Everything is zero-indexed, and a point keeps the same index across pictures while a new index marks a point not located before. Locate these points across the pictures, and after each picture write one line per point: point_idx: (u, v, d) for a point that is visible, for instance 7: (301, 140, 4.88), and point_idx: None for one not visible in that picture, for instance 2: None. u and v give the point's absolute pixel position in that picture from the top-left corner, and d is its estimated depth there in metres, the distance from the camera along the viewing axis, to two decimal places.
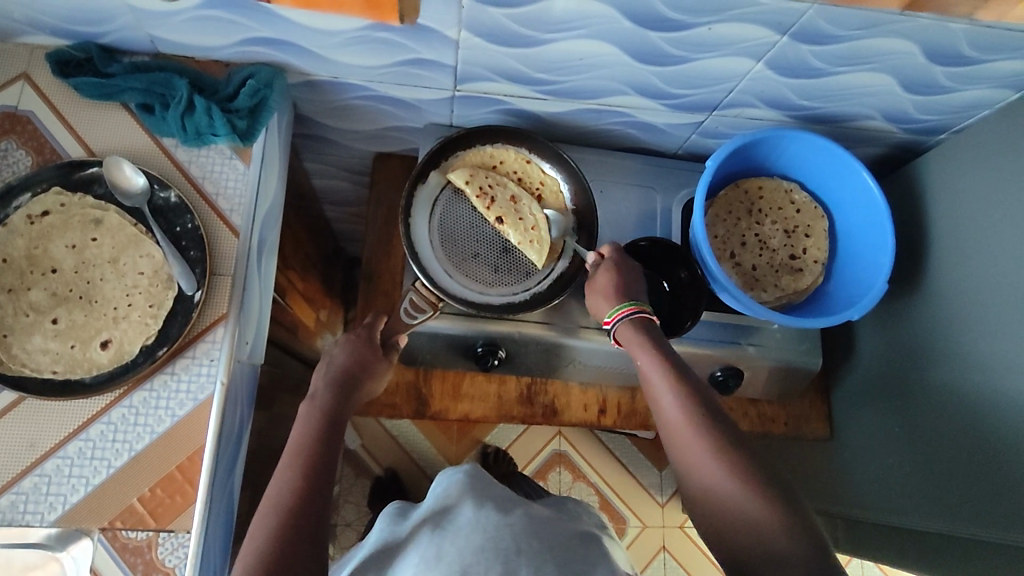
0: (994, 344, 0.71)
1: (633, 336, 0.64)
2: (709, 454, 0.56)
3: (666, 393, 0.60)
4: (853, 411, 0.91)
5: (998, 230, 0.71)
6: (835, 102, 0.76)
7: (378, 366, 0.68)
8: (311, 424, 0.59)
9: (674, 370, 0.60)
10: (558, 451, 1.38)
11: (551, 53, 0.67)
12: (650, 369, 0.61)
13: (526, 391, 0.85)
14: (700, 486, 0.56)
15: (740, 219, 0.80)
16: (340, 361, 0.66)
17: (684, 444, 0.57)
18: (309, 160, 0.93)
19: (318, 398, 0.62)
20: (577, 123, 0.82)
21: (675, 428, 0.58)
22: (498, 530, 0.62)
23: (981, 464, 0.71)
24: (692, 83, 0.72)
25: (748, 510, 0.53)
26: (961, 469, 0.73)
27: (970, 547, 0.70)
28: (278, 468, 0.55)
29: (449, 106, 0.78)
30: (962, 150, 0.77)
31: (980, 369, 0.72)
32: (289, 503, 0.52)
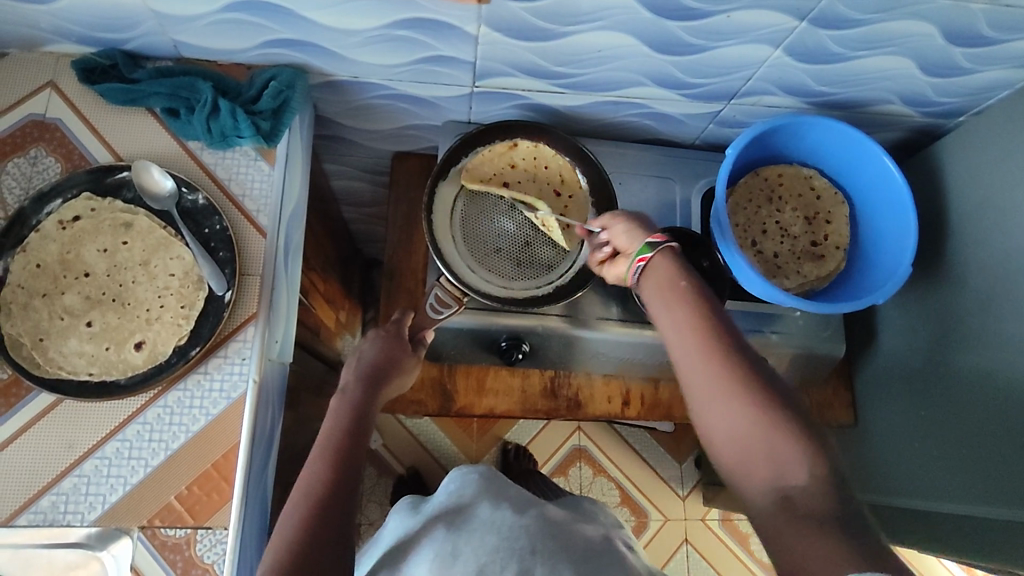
0: (1020, 326, 0.70)
1: (664, 275, 0.58)
2: (735, 395, 0.52)
3: (699, 340, 0.55)
4: (876, 396, 0.91)
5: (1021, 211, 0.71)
6: (853, 87, 0.76)
7: (405, 361, 0.69)
8: (341, 418, 0.60)
9: (702, 303, 0.56)
10: (578, 446, 1.38)
11: (569, 47, 0.67)
12: (676, 297, 0.57)
13: (549, 384, 0.86)
14: (715, 423, 0.53)
15: (760, 207, 0.80)
16: (370, 357, 0.66)
17: (719, 404, 0.52)
18: (327, 161, 0.93)
19: (349, 393, 0.63)
20: (594, 116, 0.83)
21: (709, 377, 0.53)
22: (513, 530, 0.62)
23: (1008, 447, 0.70)
24: (710, 72, 0.72)
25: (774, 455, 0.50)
26: (983, 452, 0.73)
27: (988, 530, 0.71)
28: (309, 461, 0.56)
29: (467, 103, 0.79)
30: (981, 132, 0.77)
31: (1007, 351, 0.72)
32: (317, 495, 0.53)
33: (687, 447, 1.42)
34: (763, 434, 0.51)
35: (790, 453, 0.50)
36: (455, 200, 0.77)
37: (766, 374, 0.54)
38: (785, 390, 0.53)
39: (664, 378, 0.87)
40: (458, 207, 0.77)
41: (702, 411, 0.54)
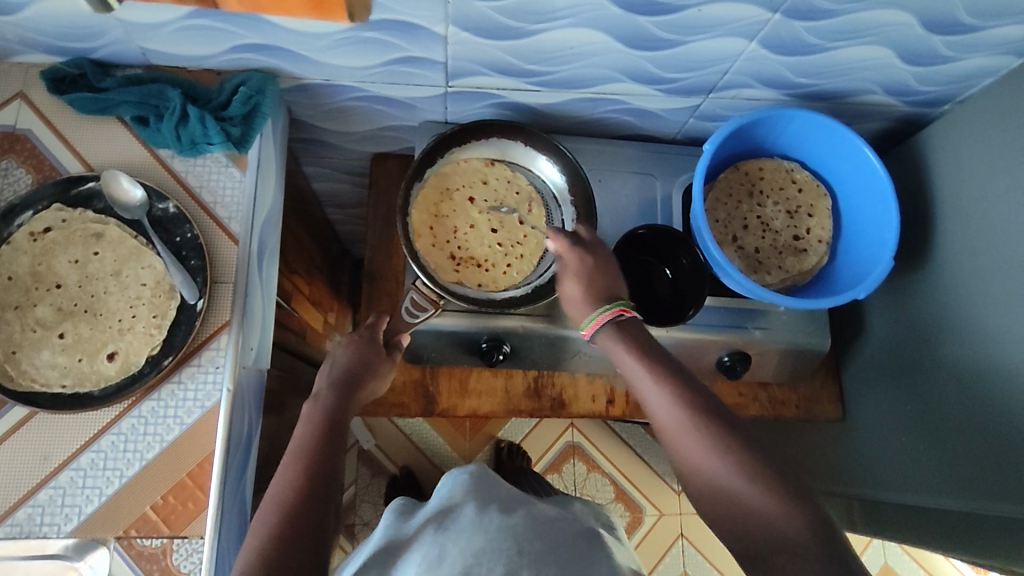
0: (1006, 317, 0.69)
1: (613, 341, 0.62)
2: (709, 448, 0.55)
3: (659, 395, 0.58)
4: (865, 389, 0.90)
5: (1006, 200, 0.70)
6: (833, 78, 0.75)
7: (380, 366, 0.68)
8: (313, 424, 0.60)
9: (665, 372, 0.59)
10: (572, 443, 1.38)
11: (540, 44, 0.67)
12: (640, 373, 0.60)
13: (533, 384, 0.85)
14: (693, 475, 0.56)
15: (740, 202, 0.80)
16: (342, 362, 0.66)
17: (689, 451, 0.56)
18: (307, 164, 0.93)
19: (321, 398, 0.63)
20: (572, 114, 0.82)
21: (673, 429, 0.57)
22: (500, 531, 0.62)
23: (999, 440, 0.69)
24: (686, 66, 0.71)
25: (743, 492, 0.52)
26: (971, 443, 0.73)
27: (972, 520, 0.71)
28: (281, 468, 0.56)
29: (442, 103, 0.78)
30: (965, 120, 0.75)
31: (994, 343, 0.71)
32: (290, 503, 0.53)
33: None
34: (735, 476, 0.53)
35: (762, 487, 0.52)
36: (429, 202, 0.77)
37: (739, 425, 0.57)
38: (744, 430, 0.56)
39: None
40: (439, 219, 0.77)
41: (687, 471, 0.56)
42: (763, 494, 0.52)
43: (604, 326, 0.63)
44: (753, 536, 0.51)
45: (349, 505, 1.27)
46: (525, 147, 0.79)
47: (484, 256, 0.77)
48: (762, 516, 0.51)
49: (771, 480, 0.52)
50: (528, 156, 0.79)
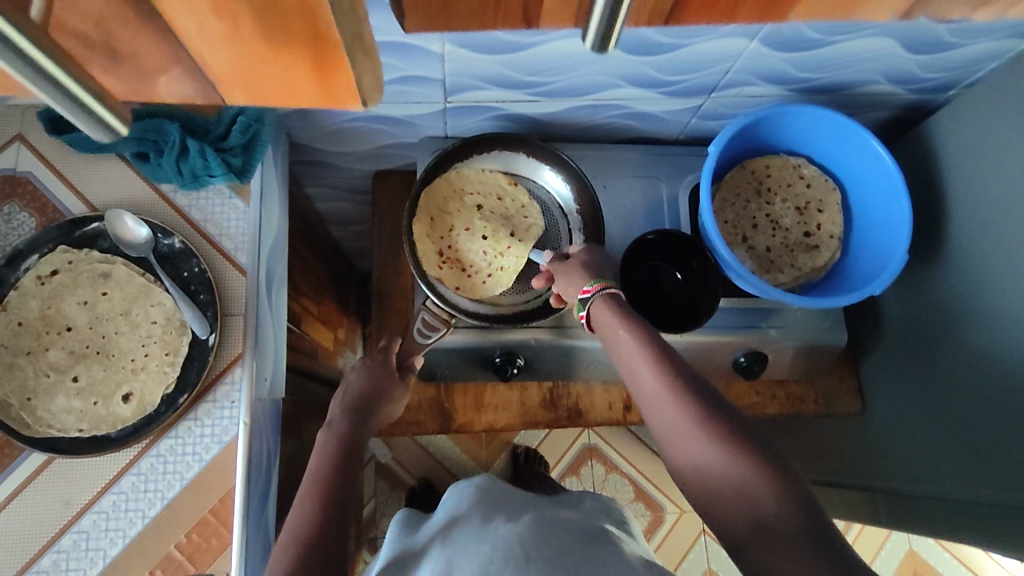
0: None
1: (609, 314, 0.61)
2: (692, 424, 0.53)
3: (646, 369, 0.57)
4: (883, 384, 0.89)
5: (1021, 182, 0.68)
6: (835, 71, 0.74)
7: (392, 390, 0.68)
8: (328, 452, 0.59)
9: (653, 346, 0.58)
10: (588, 444, 1.38)
11: (538, 55, 0.66)
12: (630, 348, 0.58)
13: (548, 396, 0.84)
14: (680, 451, 0.53)
15: (749, 201, 0.79)
16: (355, 387, 0.66)
17: (674, 428, 0.54)
18: (309, 185, 0.93)
19: (335, 426, 0.62)
20: (573, 121, 0.81)
21: (659, 406, 0.55)
22: (507, 539, 0.61)
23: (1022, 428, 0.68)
24: (686, 68, 0.70)
25: (726, 473, 0.50)
26: (996, 433, 0.71)
27: (994, 509, 0.70)
28: (297, 499, 0.55)
29: (441, 118, 0.77)
30: (973, 106, 0.74)
31: (1011, 332, 0.70)
32: (307, 535, 0.51)
33: None
34: (721, 454, 0.51)
35: (743, 462, 0.50)
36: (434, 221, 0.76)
37: (726, 403, 0.55)
38: (727, 406, 0.54)
39: None
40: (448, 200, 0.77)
41: (671, 452, 0.54)
42: (749, 472, 0.49)
43: (600, 297, 0.62)
44: (734, 516, 0.49)
45: (370, 519, 1.26)
46: (528, 159, 0.80)
47: (471, 263, 0.77)
48: (746, 494, 0.49)
49: (753, 454, 0.50)
50: (532, 168, 0.80)
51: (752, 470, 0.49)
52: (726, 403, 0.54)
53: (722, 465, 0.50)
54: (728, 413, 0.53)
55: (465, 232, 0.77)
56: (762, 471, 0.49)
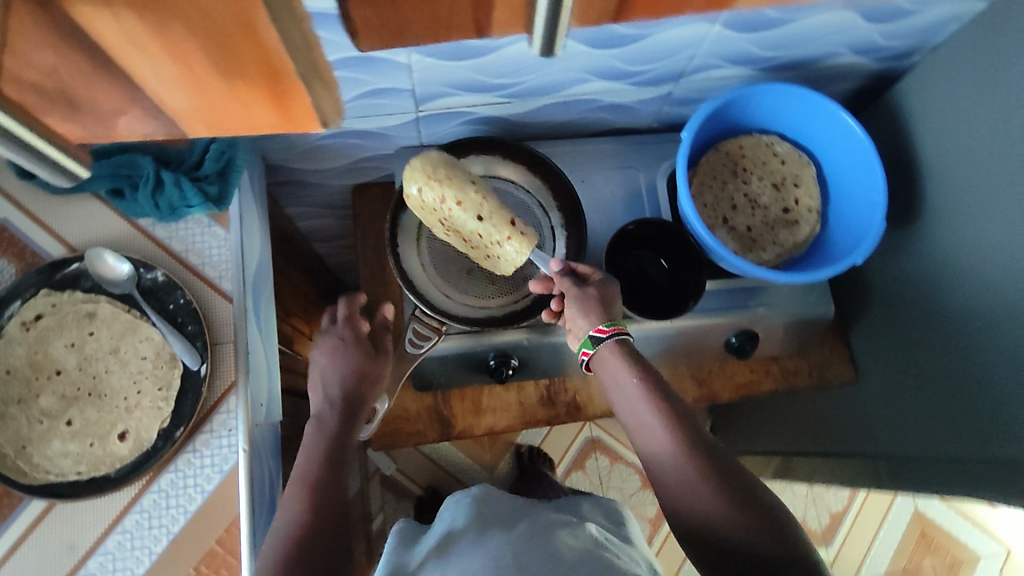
0: (995, 262, 0.69)
1: (611, 359, 0.63)
2: (685, 462, 0.59)
3: (643, 408, 0.61)
4: (872, 350, 0.91)
5: (991, 141, 0.69)
6: (798, 47, 0.75)
7: (370, 366, 0.71)
8: (317, 443, 0.62)
9: (651, 385, 0.62)
10: (591, 437, 1.39)
11: (505, 58, 0.66)
12: (629, 387, 0.62)
13: (545, 393, 0.85)
14: (669, 482, 0.59)
15: (726, 183, 0.79)
16: (333, 374, 0.69)
17: (667, 464, 0.59)
18: (289, 204, 0.92)
19: (322, 416, 0.65)
20: (545, 119, 0.81)
21: (655, 442, 0.60)
22: (501, 551, 0.61)
23: (998, 382, 0.69)
24: (652, 57, 0.71)
25: (712, 509, 0.57)
26: (975, 388, 0.73)
27: (985, 467, 0.70)
28: (289, 492, 0.59)
29: (414, 127, 0.77)
30: (938, 69, 0.75)
31: (986, 290, 0.71)
32: (300, 529, 0.55)
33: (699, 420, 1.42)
34: (710, 492, 0.57)
35: (724, 500, 0.57)
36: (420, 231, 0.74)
37: (707, 436, 0.61)
38: (708, 440, 0.60)
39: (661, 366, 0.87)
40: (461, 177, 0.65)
41: (659, 481, 0.61)
42: (732, 509, 0.56)
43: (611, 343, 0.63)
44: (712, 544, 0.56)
45: None
46: (504, 159, 0.80)
47: (467, 236, 0.68)
48: (726, 526, 0.56)
49: (734, 492, 0.57)
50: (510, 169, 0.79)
51: (734, 508, 0.56)
52: (708, 438, 0.61)
53: (708, 504, 0.57)
54: (710, 449, 0.60)
55: (457, 214, 0.65)
56: (743, 508, 0.56)
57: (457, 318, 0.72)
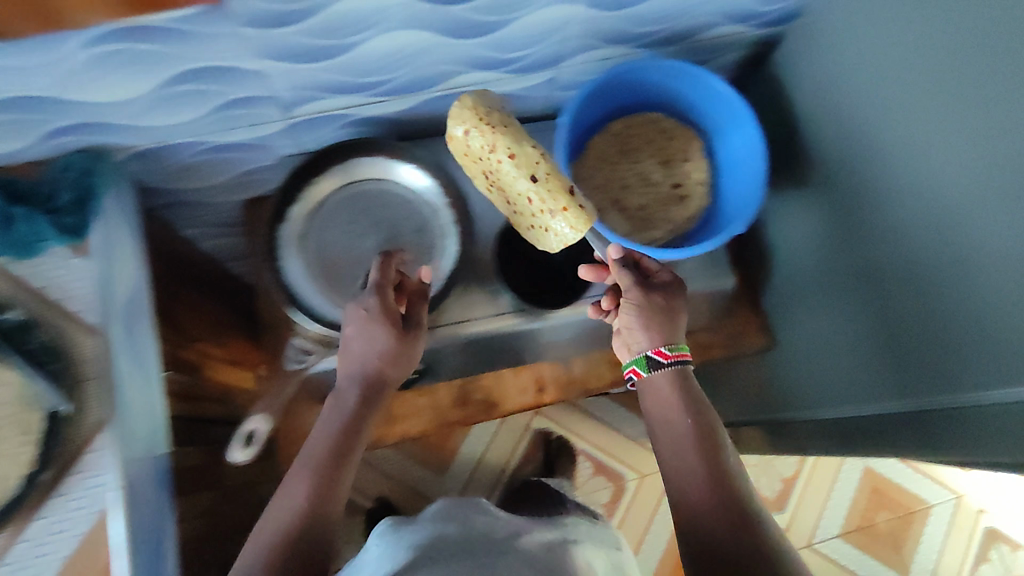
0: (891, 192, 0.62)
1: (664, 377, 0.63)
2: (701, 477, 0.56)
3: (687, 418, 0.60)
4: (787, 304, 0.86)
5: (849, 106, 0.67)
6: (674, 21, 0.72)
7: (408, 345, 0.66)
8: (325, 435, 0.61)
9: (697, 403, 0.61)
10: (541, 429, 1.37)
11: (365, 54, 0.64)
12: (670, 401, 0.62)
13: (459, 393, 0.84)
14: (681, 496, 0.56)
15: (614, 163, 0.78)
16: (351, 349, 0.64)
17: (681, 482, 0.57)
18: (185, 226, 0.90)
19: (342, 394, 0.63)
20: (430, 115, 0.79)
21: (686, 450, 0.59)
22: None
23: (911, 329, 0.60)
24: (522, 43, 0.68)
25: (713, 526, 0.53)
26: (891, 336, 0.64)
27: (907, 424, 0.62)
28: (292, 480, 0.58)
29: (291, 135, 0.75)
30: (804, 34, 0.72)
31: (890, 219, 0.62)
32: (291, 529, 0.54)
33: None
34: (720, 508, 0.53)
35: (726, 529, 0.52)
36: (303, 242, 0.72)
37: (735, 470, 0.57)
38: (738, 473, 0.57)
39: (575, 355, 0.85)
40: (510, 124, 0.65)
41: (675, 495, 0.57)
42: (737, 525, 0.52)
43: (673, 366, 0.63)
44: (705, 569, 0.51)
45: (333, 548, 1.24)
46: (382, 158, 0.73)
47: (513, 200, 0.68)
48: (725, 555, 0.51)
49: (747, 523, 0.52)
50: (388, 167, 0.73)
51: (734, 532, 0.52)
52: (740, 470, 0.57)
53: (707, 498, 0.55)
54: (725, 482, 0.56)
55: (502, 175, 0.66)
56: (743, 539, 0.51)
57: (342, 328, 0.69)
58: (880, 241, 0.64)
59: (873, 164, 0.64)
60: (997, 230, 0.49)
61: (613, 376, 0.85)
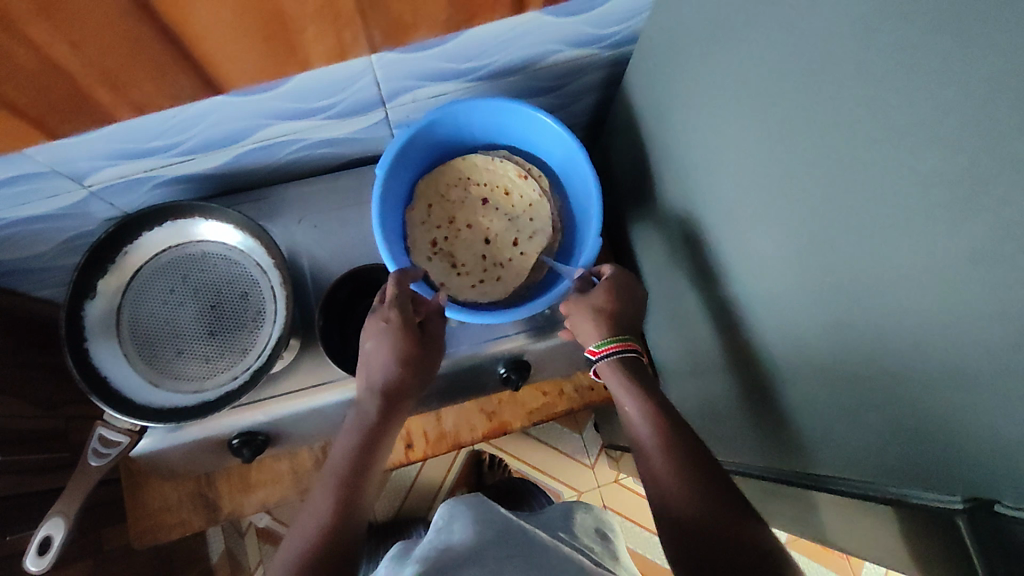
0: (726, 251, 0.55)
1: (616, 377, 0.59)
2: (680, 465, 0.50)
3: (637, 412, 0.55)
4: (663, 349, 0.80)
5: (680, 142, 0.59)
6: (501, 54, 0.65)
7: (425, 362, 0.62)
8: (355, 446, 0.56)
9: (647, 393, 0.57)
10: (474, 450, 1.35)
11: (136, 123, 0.57)
12: (625, 395, 0.57)
13: (320, 456, 0.84)
14: (666, 486, 0.50)
15: (451, 216, 0.74)
16: (379, 362, 0.59)
17: (661, 468, 0.51)
18: (34, 288, 0.85)
19: (363, 406, 0.59)
20: (258, 164, 0.73)
21: (647, 448, 0.53)
22: None
23: (762, 404, 0.55)
24: (325, 93, 0.62)
25: (709, 508, 0.46)
26: (746, 406, 0.58)
27: (775, 496, 0.57)
28: (320, 496, 0.53)
29: (102, 200, 0.70)
30: (641, 57, 0.65)
31: (731, 282, 0.55)
32: (317, 545, 0.49)
33: (583, 416, 1.36)
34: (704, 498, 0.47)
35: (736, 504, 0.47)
36: (114, 325, 0.67)
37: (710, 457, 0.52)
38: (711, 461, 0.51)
39: (443, 410, 0.85)
40: (459, 185, 0.75)
41: (654, 490, 0.51)
42: (705, 510, 0.46)
43: (611, 360, 0.60)
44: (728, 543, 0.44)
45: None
46: (189, 220, 0.69)
47: (473, 254, 0.73)
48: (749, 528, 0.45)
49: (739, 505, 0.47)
50: (189, 229, 0.70)
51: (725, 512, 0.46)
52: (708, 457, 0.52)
53: (681, 485, 0.49)
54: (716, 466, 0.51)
55: (469, 227, 0.74)
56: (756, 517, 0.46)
57: (153, 411, 0.63)
58: (719, 297, 0.58)
59: (707, 213, 0.57)
60: (808, 315, 0.45)
61: (485, 428, 0.85)
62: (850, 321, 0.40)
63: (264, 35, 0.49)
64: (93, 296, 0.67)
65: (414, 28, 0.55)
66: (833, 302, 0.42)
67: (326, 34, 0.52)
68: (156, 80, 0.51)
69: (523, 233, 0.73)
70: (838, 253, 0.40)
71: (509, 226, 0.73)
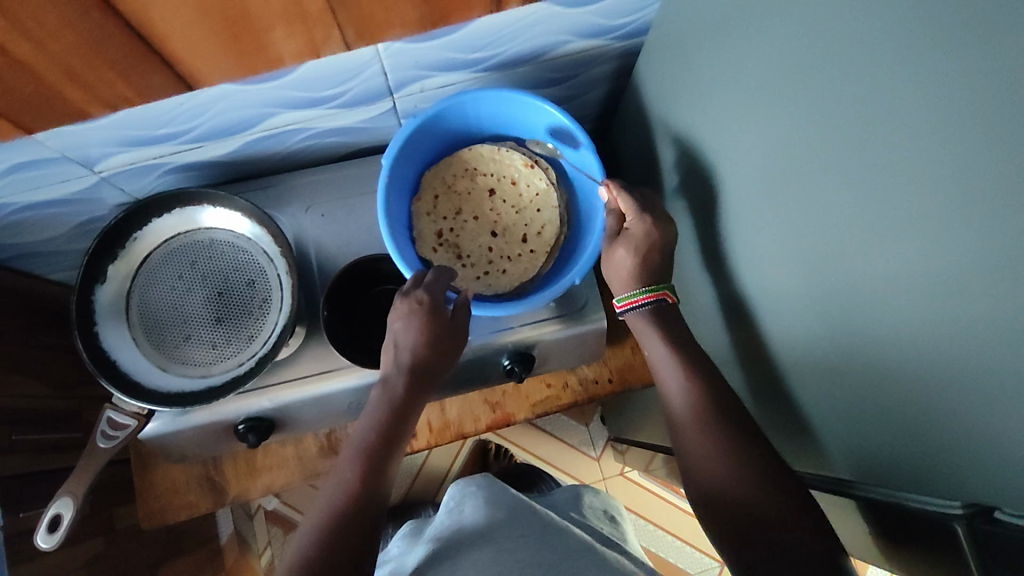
0: (729, 249, 0.55)
1: (645, 324, 0.59)
2: (716, 440, 0.51)
3: (673, 372, 0.56)
4: None
5: (688, 136, 0.59)
6: (509, 44, 0.64)
7: (453, 340, 0.62)
8: (381, 421, 0.58)
9: (682, 352, 0.56)
10: (480, 440, 1.35)
11: (144, 110, 0.58)
12: (661, 348, 0.57)
13: (326, 443, 0.85)
14: (702, 463, 0.51)
15: (459, 207, 0.74)
16: (407, 343, 0.60)
17: (698, 444, 0.52)
18: (50, 271, 0.86)
19: (391, 383, 0.60)
20: (267, 152, 0.73)
21: (684, 422, 0.53)
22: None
23: (767, 402, 0.54)
24: (331, 82, 0.61)
25: (747, 478, 0.48)
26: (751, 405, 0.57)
27: None
28: (344, 467, 0.56)
29: (113, 185, 0.70)
30: (651, 49, 0.64)
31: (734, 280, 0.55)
32: (340, 513, 0.52)
33: (591, 408, 1.36)
34: (742, 466, 0.48)
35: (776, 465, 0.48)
36: (122, 309, 0.68)
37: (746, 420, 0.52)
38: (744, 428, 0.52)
39: (448, 399, 0.85)
40: (466, 175, 0.75)
41: (693, 467, 0.52)
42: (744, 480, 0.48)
43: (646, 308, 0.59)
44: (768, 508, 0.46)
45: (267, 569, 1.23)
46: (196, 207, 0.70)
47: (480, 246, 0.73)
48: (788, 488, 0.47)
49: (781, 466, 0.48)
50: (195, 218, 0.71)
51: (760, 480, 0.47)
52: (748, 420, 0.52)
53: (714, 463, 0.50)
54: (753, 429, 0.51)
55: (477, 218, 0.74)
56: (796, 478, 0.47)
57: (160, 396, 0.65)
58: (723, 293, 0.57)
59: (712, 209, 0.56)
60: (807, 315, 0.44)
61: (489, 419, 0.85)
62: (851, 324, 0.40)
63: (224, 35, 0.49)
64: (102, 282, 0.68)
65: (383, 27, 0.54)
66: (829, 304, 0.41)
67: (294, 36, 0.52)
68: (91, 84, 0.51)
69: (531, 223, 0.73)
70: (834, 254, 0.39)
71: (516, 218, 0.73)
